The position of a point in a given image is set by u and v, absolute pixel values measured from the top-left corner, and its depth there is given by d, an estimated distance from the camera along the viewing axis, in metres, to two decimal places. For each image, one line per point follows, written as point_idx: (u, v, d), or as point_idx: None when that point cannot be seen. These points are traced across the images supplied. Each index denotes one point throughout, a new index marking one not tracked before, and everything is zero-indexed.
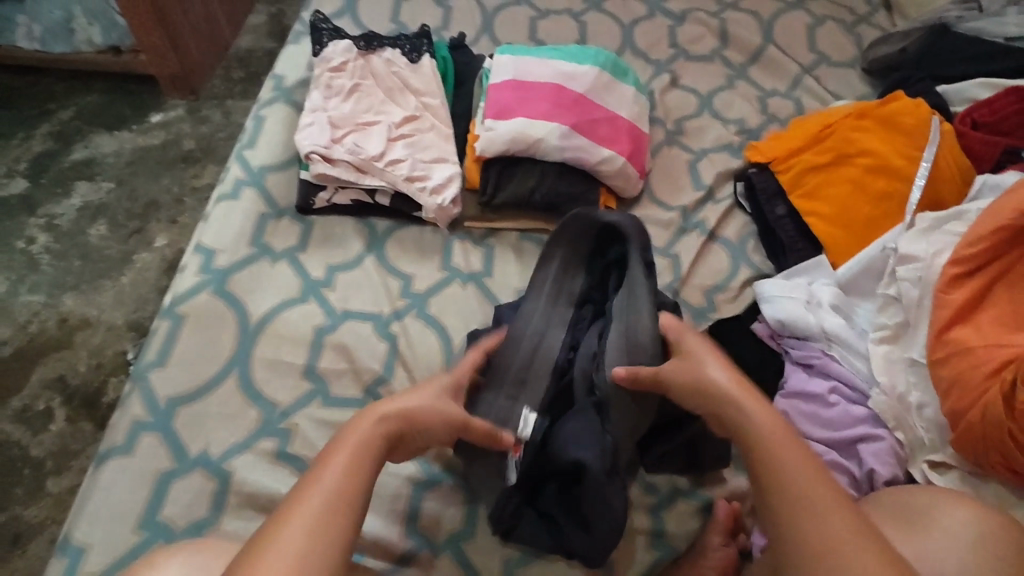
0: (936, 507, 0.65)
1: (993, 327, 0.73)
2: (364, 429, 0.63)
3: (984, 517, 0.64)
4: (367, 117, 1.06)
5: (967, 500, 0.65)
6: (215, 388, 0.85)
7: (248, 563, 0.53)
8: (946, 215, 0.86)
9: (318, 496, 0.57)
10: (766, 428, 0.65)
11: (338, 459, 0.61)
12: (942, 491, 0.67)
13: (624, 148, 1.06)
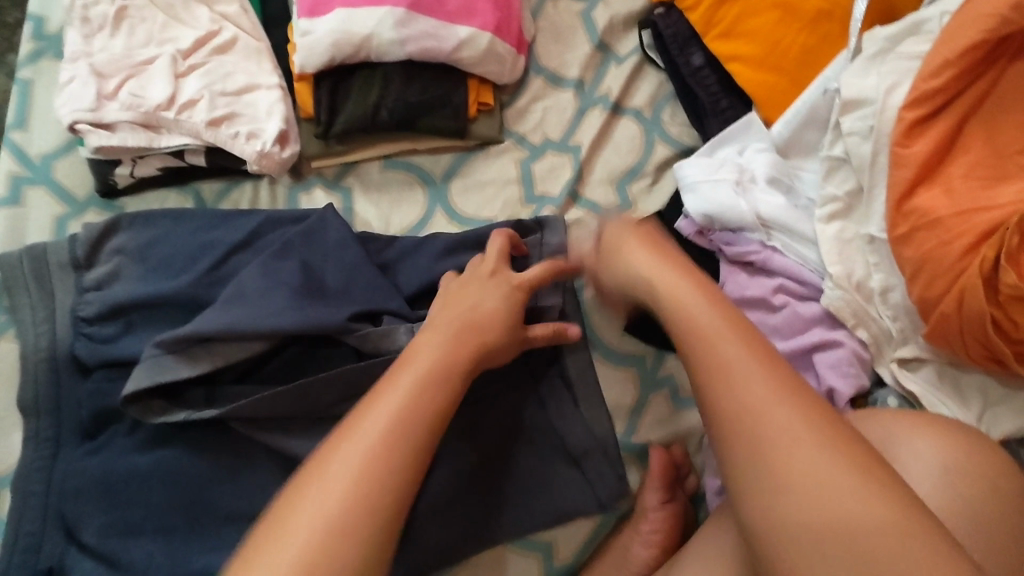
0: (890, 446, 0.53)
1: (967, 182, 0.56)
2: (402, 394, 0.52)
3: (944, 452, 0.52)
4: (146, 52, 0.81)
5: (921, 430, 0.53)
6: (17, 478, 0.68)
7: (343, 439, 0.50)
8: (899, 30, 0.65)
9: (378, 418, 0.51)
10: (736, 389, 0.44)
11: (402, 377, 0.54)
12: (895, 420, 0.54)
13: (486, 20, 0.81)
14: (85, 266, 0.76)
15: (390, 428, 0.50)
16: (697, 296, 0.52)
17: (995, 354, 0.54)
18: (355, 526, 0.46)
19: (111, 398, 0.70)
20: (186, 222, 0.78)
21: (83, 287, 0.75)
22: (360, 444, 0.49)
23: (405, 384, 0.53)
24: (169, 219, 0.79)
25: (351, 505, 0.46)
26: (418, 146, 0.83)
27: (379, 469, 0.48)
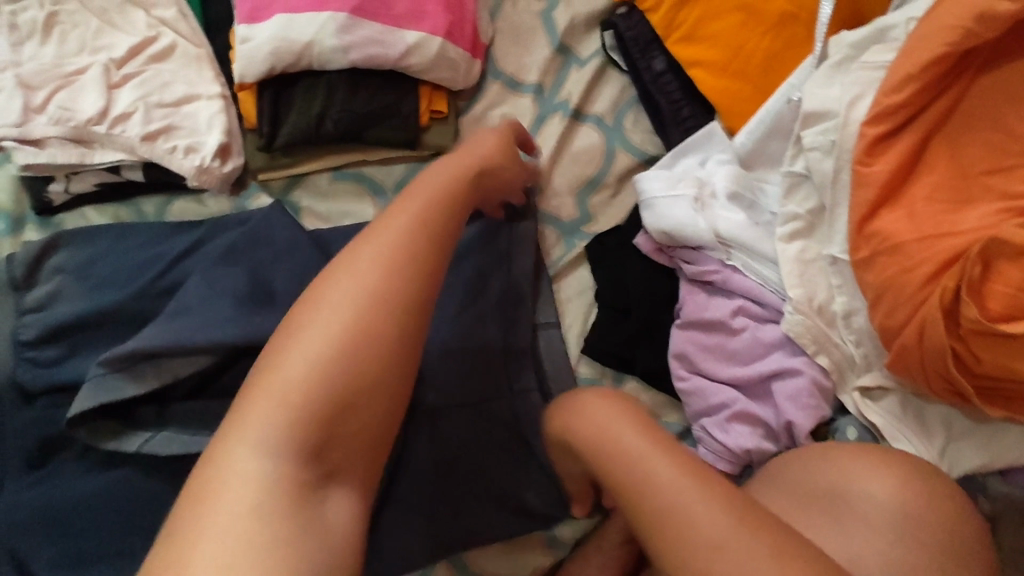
0: (844, 486, 0.50)
1: (931, 205, 0.52)
2: (402, 214, 0.53)
3: (903, 494, 0.49)
4: (77, 61, 0.76)
5: (881, 469, 0.50)
6: None
7: (308, 306, 0.48)
8: (865, 37, 0.61)
9: (371, 256, 0.50)
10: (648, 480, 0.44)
11: (384, 232, 0.52)
12: (853, 454, 0.52)
13: (437, 23, 0.77)
14: (25, 287, 0.71)
15: (374, 304, 0.48)
16: (604, 413, 0.50)
17: (957, 388, 0.51)
18: (320, 410, 0.45)
19: (57, 424, 0.66)
20: (126, 235, 0.74)
21: (22, 309, 0.70)
22: (343, 291, 0.48)
23: (392, 244, 0.51)
24: (104, 236, 0.75)
25: (318, 367, 0.45)
26: (368, 158, 0.80)
27: (364, 345, 0.47)
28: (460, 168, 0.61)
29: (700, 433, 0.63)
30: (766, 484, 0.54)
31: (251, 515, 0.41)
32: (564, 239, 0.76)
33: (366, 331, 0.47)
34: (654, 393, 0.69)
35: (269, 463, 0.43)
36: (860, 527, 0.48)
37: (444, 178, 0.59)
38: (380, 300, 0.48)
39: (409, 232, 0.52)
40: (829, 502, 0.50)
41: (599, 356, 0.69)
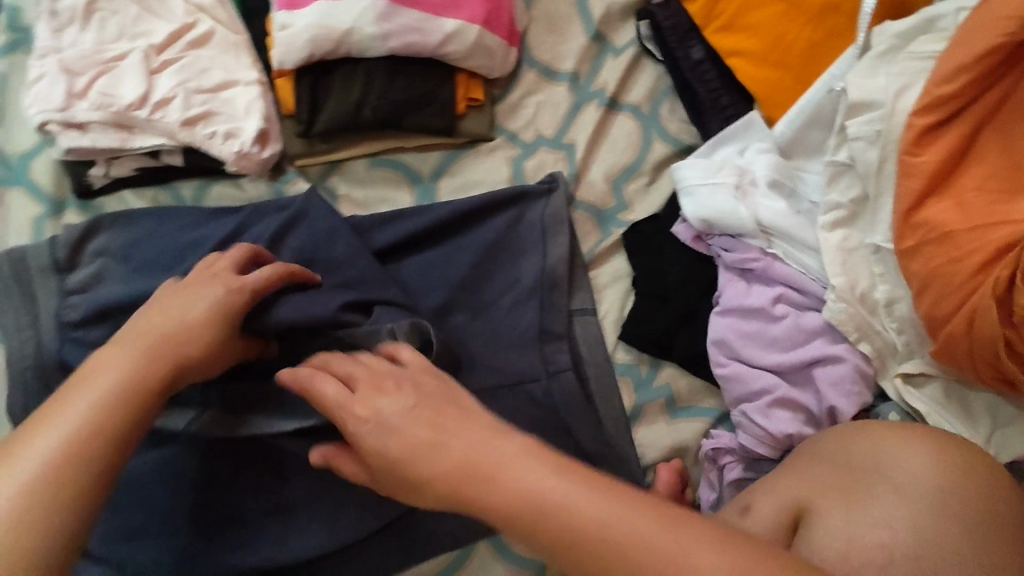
0: (878, 461, 0.53)
1: (980, 195, 0.53)
2: (129, 353, 0.50)
3: (937, 470, 0.51)
4: (118, 46, 0.77)
5: (919, 444, 0.52)
6: None
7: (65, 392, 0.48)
8: (911, 27, 0.61)
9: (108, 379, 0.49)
10: (566, 519, 0.40)
11: (112, 374, 0.49)
12: (890, 428, 0.54)
13: (476, 11, 0.77)
14: (68, 268, 0.73)
15: (97, 414, 0.47)
16: (557, 485, 0.41)
17: (1005, 376, 0.52)
18: (36, 522, 0.43)
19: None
20: (165, 217, 0.76)
21: (67, 290, 0.72)
22: (94, 389, 0.48)
23: (140, 363, 0.50)
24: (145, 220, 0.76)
25: (78, 435, 0.46)
26: (405, 144, 0.80)
27: (92, 444, 0.46)
28: (223, 300, 0.55)
29: (740, 419, 0.64)
30: (804, 457, 0.57)
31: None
32: (601, 227, 0.76)
33: (97, 431, 0.47)
34: (692, 378, 0.70)
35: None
36: (889, 499, 0.51)
37: (192, 319, 0.54)
38: (109, 409, 0.48)
39: (147, 366, 0.51)
40: (861, 477, 0.53)
41: (638, 343, 0.70)
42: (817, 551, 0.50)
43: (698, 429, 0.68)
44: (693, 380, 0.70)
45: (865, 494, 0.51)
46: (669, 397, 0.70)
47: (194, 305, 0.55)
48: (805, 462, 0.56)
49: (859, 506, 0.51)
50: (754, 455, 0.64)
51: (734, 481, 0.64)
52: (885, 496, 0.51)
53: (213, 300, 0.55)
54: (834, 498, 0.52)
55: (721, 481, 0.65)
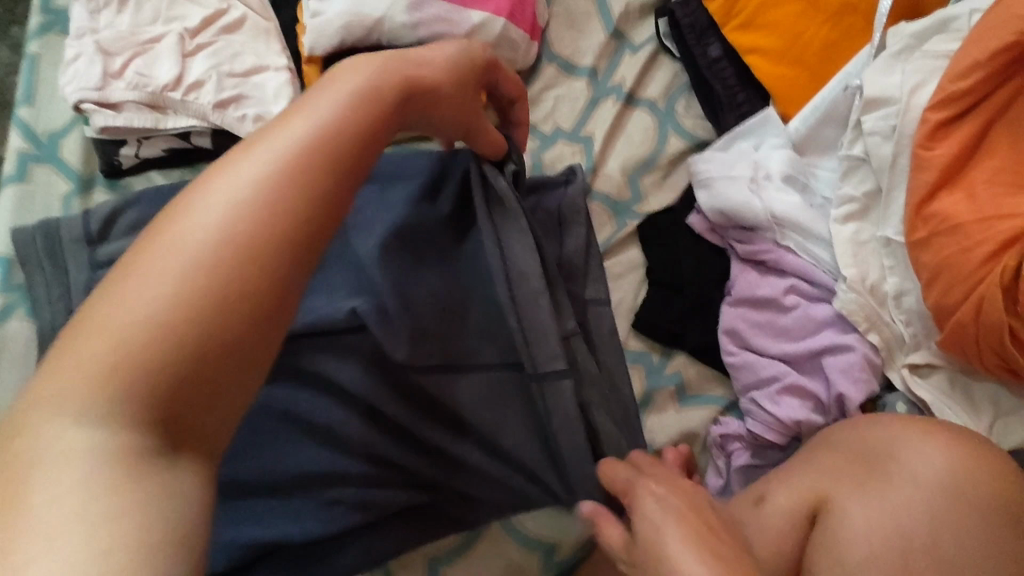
0: (898, 450, 0.52)
1: (990, 188, 0.54)
2: (303, 119, 0.41)
3: (958, 462, 0.50)
4: (153, 30, 0.79)
5: (938, 433, 0.51)
6: None
7: (227, 166, 0.39)
8: (927, 26, 0.63)
9: (268, 160, 0.39)
10: None
11: (296, 122, 0.41)
12: (914, 421, 0.53)
13: (500, 4, 0.79)
14: (98, 242, 0.74)
15: (273, 180, 0.38)
16: None
17: (1007, 362, 0.53)
18: (162, 330, 0.33)
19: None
20: None
21: (96, 263, 0.73)
22: (234, 204, 0.37)
23: (295, 143, 0.40)
24: (176, 198, 0.77)
25: (220, 279, 0.35)
26: None
27: (235, 272, 0.36)
28: (462, 53, 0.56)
29: (749, 406, 0.65)
30: (817, 447, 0.56)
31: (63, 493, 0.29)
32: (616, 217, 0.78)
33: (251, 219, 0.37)
34: (702, 366, 0.71)
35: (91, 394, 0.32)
36: (912, 494, 0.49)
37: (344, 108, 0.43)
38: (260, 202, 0.37)
39: (325, 123, 0.42)
40: (877, 466, 0.52)
41: (650, 331, 0.72)
42: (839, 545, 0.49)
43: (706, 416, 0.69)
44: (703, 368, 0.71)
45: (880, 481, 0.51)
46: (679, 384, 0.71)
47: (341, 83, 0.45)
48: (822, 450, 0.55)
49: (875, 494, 0.50)
50: (760, 441, 0.65)
51: (741, 468, 0.66)
52: (901, 482, 0.50)
53: (357, 83, 0.45)
54: (850, 487, 0.51)
55: (729, 466, 0.66)
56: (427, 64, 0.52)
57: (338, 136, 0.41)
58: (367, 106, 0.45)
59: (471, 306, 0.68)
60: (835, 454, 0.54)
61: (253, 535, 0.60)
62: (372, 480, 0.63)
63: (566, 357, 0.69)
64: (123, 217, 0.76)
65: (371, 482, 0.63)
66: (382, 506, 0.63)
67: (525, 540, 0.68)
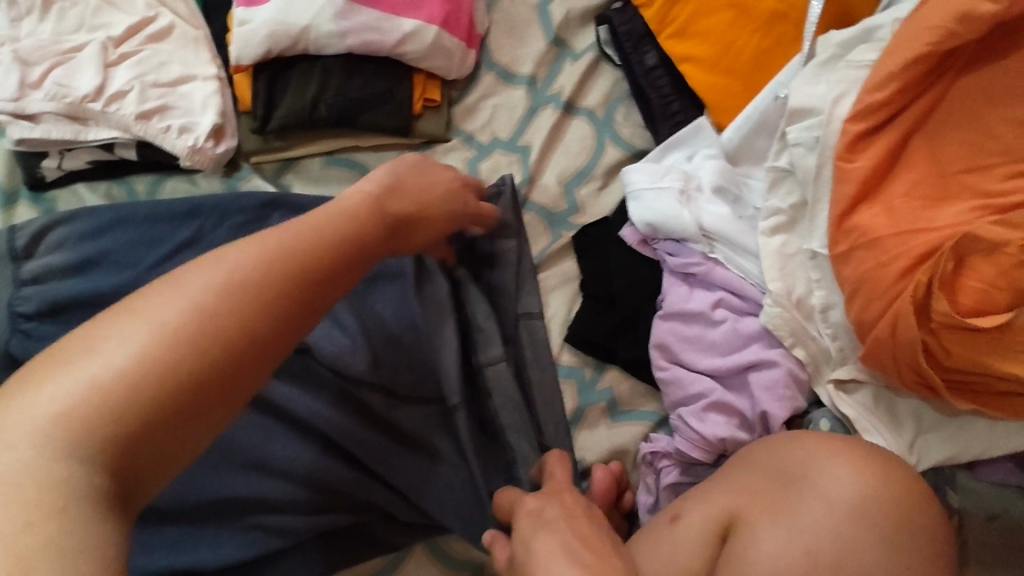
0: (811, 469, 0.51)
1: (907, 202, 0.53)
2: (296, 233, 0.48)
3: (870, 483, 0.49)
4: (75, 38, 0.77)
5: (854, 453, 0.51)
6: None
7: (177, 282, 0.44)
8: (852, 36, 0.62)
9: (219, 274, 0.44)
10: None
11: (260, 243, 0.47)
12: (831, 439, 0.52)
13: (433, 11, 0.77)
14: (24, 258, 0.71)
15: (251, 284, 0.44)
16: None
17: (927, 380, 0.52)
18: (74, 477, 0.36)
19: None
20: (128, 212, 0.74)
21: (20, 280, 0.71)
22: (187, 306, 0.42)
23: (280, 246, 0.46)
24: (106, 212, 0.74)
25: (152, 398, 0.39)
26: (360, 143, 0.80)
27: (170, 372, 0.40)
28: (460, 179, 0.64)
29: (677, 422, 0.63)
30: (735, 463, 0.55)
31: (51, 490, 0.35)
32: (551, 229, 0.76)
33: (225, 309, 0.42)
34: (634, 381, 0.70)
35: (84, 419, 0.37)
36: (821, 515, 0.49)
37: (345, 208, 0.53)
38: (187, 350, 0.41)
39: (305, 234, 0.48)
40: (791, 486, 0.51)
41: (582, 345, 0.70)
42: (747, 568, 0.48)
43: (638, 432, 0.68)
44: (636, 383, 0.70)
45: (790, 503, 0.50)
46: (611, 400, 0.69)
47: (348, 196, 0.54)
48: (740, 468, 0.54)
49: (786, 514, 0.49)
50: (688, 459, 0.63)
51: (670, 485, 0.64)
52: (811, 503, 0.49)
53: (369, 192, 0.55)
54: (762, 507, 0.50)
55: (658, 484, 0.65)
56: (434, 200, 0.60)
57: (295, 248, 0.47)
58: (351, 219, 0.52)
59: (400, 324, 0.67)
60: (751, 471, 0.53)
61: (168, 563, 0.59)
62: (306, 507, 0.62)
63: (495, 374, 0.67)
64: (51, 231, 0.73)
65: (301, 511, 0.62)
66: (302, 532, 0.61)
67: (453, 563, 0.65)
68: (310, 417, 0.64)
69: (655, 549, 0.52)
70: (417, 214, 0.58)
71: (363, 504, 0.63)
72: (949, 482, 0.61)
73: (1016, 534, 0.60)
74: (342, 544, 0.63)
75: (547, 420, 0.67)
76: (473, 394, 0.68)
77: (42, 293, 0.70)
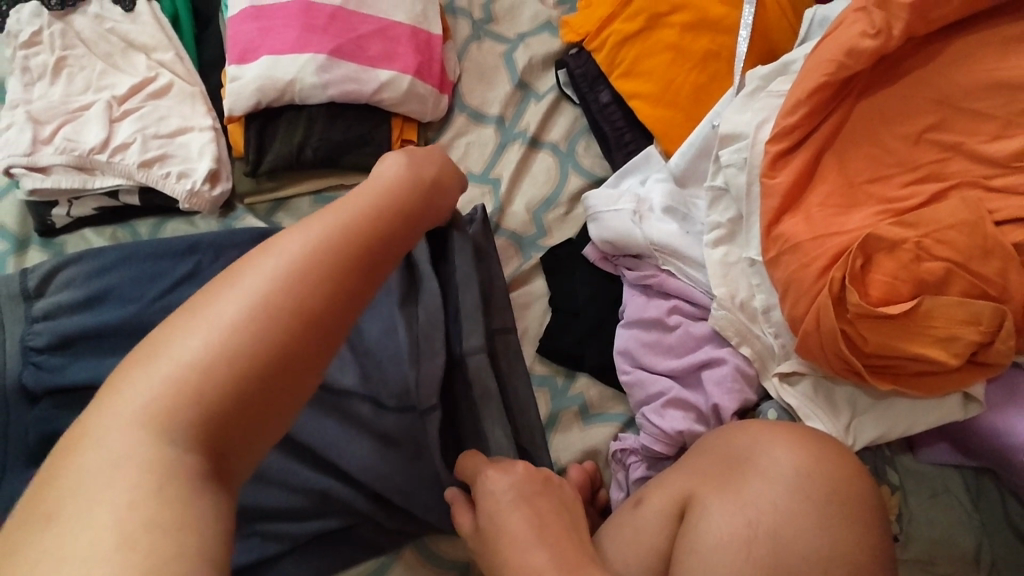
0: (755, 451, 0.57)
1: (823, 210, 0.60)
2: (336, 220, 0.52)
3: (804, 459, 0.56)
4: (83, 98, 0.85)
5: (790, 435, 0.58)
6: None
7: (239, 274, 0.48)
8: (771, 70, 0.71)
9: (276, 261, 0.48)
10: None
11: (306, 232, 0.51)
12: (771, 425, 0.59)
13: (406, 62, 0.86)
14: (35, 296, 0.77)
15: (304, 269, 0.48)
16: None
17: (852, 365, 0.58)
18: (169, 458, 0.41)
19: (58, 423, 0.72)
20: (133, 251, 0.81)
21: (33, 317, 0.76)
22: (249, 293, 0.46)
23: (324, 234, 0.51)
24: (113, 252, 0.80)
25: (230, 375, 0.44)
26: (345, 182, 0.88)
27: (241, 352, 0.44)
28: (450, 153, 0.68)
29: (641, 420, 0.69)
30: (690, 455, 0.61)
31: (151, 471, 0.40)
32: (522, 251, 0.84)
33: (286, 291, 0.47)
34: (602, 387, 0.76)
35: (171, 412, 0.42)
36: (763, 489, 0.55)
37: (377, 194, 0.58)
38: (256, 328, 0.45)
39: (343, 223, 0.52)
40: (737, 467, 0.57)
41: (552, 355, 0.76)
42: (698, 538, 0.54)
43: (608, 433, 0.73)
44: (604, 389, 0.76)
45: (736, 481, 0.56)
46: (582, 405, 0.75)
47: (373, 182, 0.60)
48: (695, 456, 0.60)
49: (732, 492, 0.55)
50: (653, 453, 0.69)
51: (638, 480, 0.69)
52: (755, 480, 0.55)
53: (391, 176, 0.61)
54: (711, 487, 0.56)
55: (628, 479, 0.70)
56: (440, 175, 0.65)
57: (341, 233, 0.51)
58: (382, 204, 0.57)
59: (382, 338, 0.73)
60: (703, 457, 0.60)
61: None
62: (302, 512, 0.67)
63: (473, 386, 0.72)
64: (61, 272, 0.79)
65: (297, 517, 0.66)
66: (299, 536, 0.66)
67: (437, 562, 0.69)
68: (298, 430, 0.69)
69: (624, 533, 0.59)
70: (439, 193, 0.64)
71: (353, 511, 0.67)
72: (888, 462, 0.66)
73: (956, 510, 0.65)
74: (335, 549, 0.67)
75: (524, 425, 0.73)
76: (454, 403, 0.73)
77: (53, 328, 0.76)
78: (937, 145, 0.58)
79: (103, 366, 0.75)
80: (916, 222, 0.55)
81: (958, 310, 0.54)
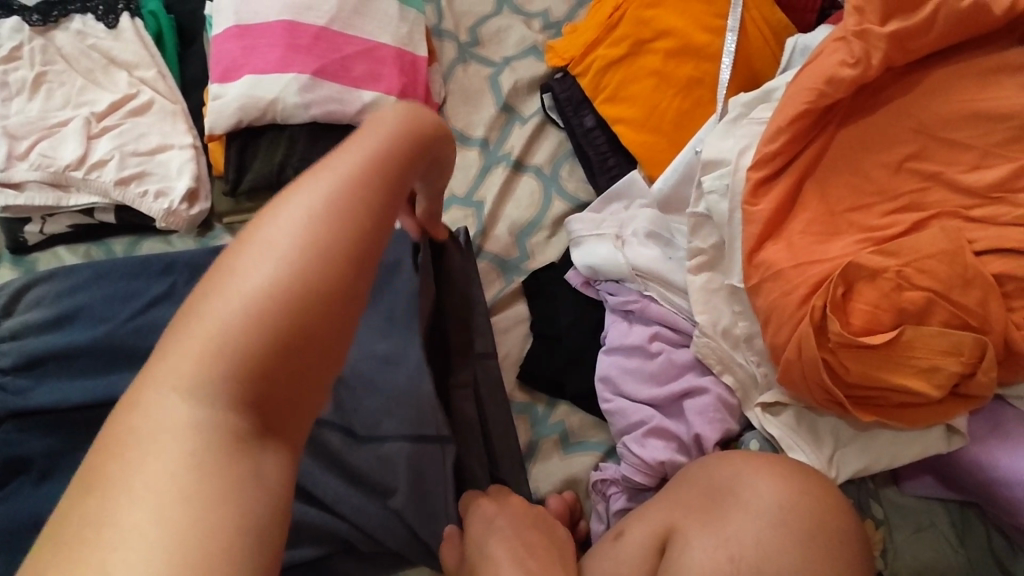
0: (736, 482, 0.56)
1: (805, 237, 0.60)
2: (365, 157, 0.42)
3: (786, 490, 0.54)
4: (61, 114, 0.84)
5: (772, 465, 0.56)
6: None
7: (264, 224, 0.38)
8: (752, 97, 0.71)
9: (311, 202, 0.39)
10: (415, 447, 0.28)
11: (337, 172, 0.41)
12: (754, 455, 0.58)
13: (391, 83, 0.86)
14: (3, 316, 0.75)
15: (353, 209, 0.40)
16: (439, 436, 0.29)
17: (834, 397, 0.57)
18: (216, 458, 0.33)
19: (21, 447, 0.69)
20: (106, 269, 0.79)
21: None
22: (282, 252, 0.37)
23: (360, 172, 0.41)
24: (86, 270, 0.79)
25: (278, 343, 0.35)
26: None
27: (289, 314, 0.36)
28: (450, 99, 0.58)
29: (622, 450, 0.68)
30: (672, 486, 0.60)
31: (194, 474, 0.32)
32: (504, 275, 0.83)
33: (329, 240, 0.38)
34: (583, 414, 0.74)
35: (214, 368, 0.34)
36: (745, 522, 0.53)
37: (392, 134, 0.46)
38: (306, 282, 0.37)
39: (389, 147, 0.45)
40: (719, 498, 0.56)
41: (533, 381, 0.75)
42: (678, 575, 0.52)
43: (589, 462, 0.72)
44: (586, 416, 0.74)
45: (717, 514, 0.55)
46: (562, 433, 0.74)
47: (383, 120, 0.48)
48: (677, 487, 0.59)
49: (713, 526, 0.54)
50: (634, 485, 0.67)
51: (619, 511, 0.67)
52: (736, 513, 0.54)
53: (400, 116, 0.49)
54: (692, 520, 0.55)
55: (608, 510, 0.68)
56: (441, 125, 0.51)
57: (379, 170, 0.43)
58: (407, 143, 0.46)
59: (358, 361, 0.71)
60: (685, 488, 0.58)
61: None
62: None
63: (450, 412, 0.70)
64: (32, 291, 0.77)
65: None
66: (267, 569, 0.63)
67: None
68: None
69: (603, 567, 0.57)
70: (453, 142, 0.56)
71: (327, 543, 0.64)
72: (872, 494, 0.65)
73: (943, 545, 0.63)
74: None
75: (503, 452, 0.71)
76: None
77: (18, 348, 0.74)
78: (917, 174, 0.58)
79: (69, 387, 0.72)
80: (897, 251, 0.55)
81: (939, 340, 0.53)
